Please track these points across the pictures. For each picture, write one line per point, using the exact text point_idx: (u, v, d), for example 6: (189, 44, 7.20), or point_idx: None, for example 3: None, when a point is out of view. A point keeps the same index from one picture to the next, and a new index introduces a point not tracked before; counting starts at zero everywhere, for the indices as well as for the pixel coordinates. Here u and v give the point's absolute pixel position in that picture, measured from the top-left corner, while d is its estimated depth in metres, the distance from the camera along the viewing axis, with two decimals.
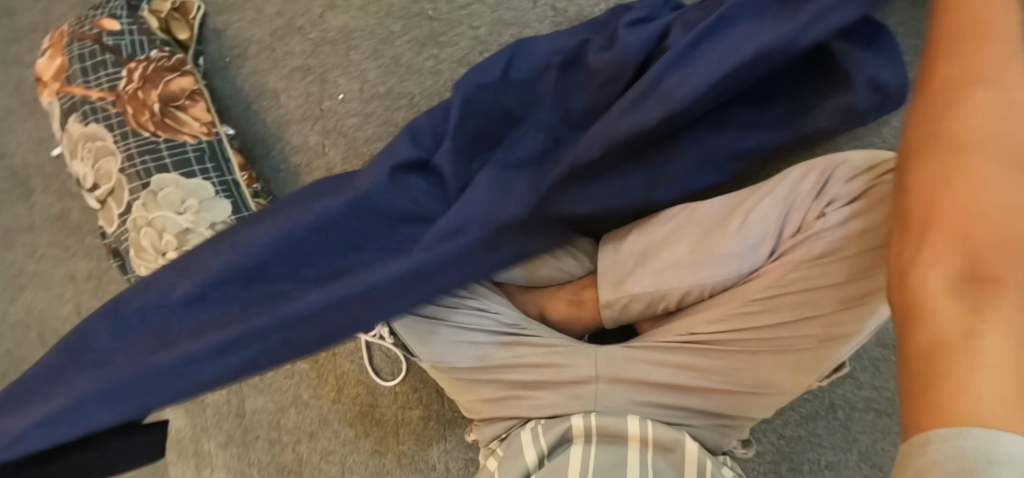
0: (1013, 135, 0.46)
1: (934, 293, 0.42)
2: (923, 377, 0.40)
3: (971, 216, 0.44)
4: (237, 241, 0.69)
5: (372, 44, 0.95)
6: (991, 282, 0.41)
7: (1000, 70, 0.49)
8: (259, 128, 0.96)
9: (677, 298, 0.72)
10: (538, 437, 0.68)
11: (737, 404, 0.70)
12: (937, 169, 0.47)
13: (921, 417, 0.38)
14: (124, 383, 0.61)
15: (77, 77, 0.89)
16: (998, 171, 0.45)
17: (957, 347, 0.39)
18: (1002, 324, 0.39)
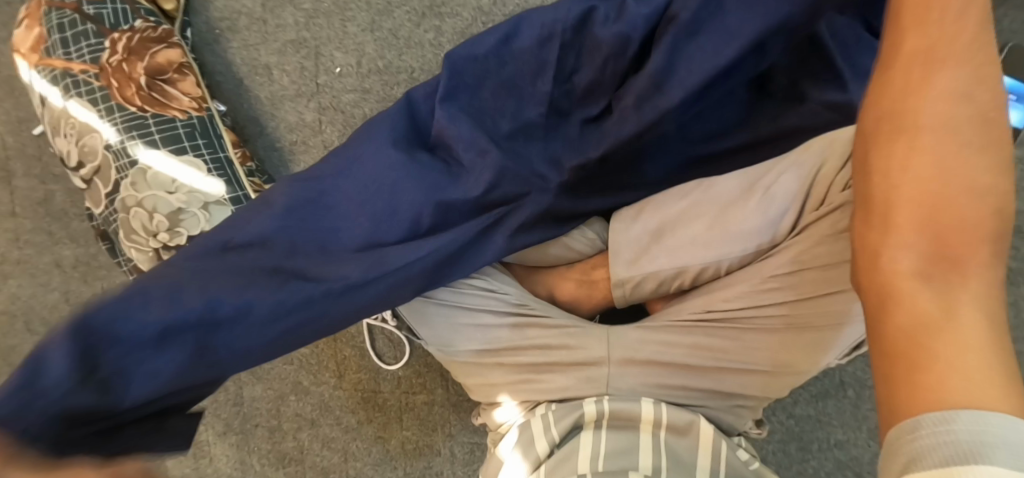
0: (971, 110, 0.44)
1: (907, 276, 0.40)
2: (907, 360, 0.38)
3: (936, 198, 0.42)
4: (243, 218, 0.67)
5: (369, 15, 0.91)
6: (955, 266, 0.40)
7: (960, 42, 0.45)
8: (251, 105, 0.92)
9: (693, 276, 0.70)
10: (549, 426, 0.65)
11: (755, 384, 0.66)
12: (894, 147, 0.44)
13: (909, 396, 0.37)
14: (177, 334, 0.57)
15: (57, 48, 0.84)
16: (960, 155, 0.43)
17: (941, 332, 0.38)
18: (971, 302, 0.39)
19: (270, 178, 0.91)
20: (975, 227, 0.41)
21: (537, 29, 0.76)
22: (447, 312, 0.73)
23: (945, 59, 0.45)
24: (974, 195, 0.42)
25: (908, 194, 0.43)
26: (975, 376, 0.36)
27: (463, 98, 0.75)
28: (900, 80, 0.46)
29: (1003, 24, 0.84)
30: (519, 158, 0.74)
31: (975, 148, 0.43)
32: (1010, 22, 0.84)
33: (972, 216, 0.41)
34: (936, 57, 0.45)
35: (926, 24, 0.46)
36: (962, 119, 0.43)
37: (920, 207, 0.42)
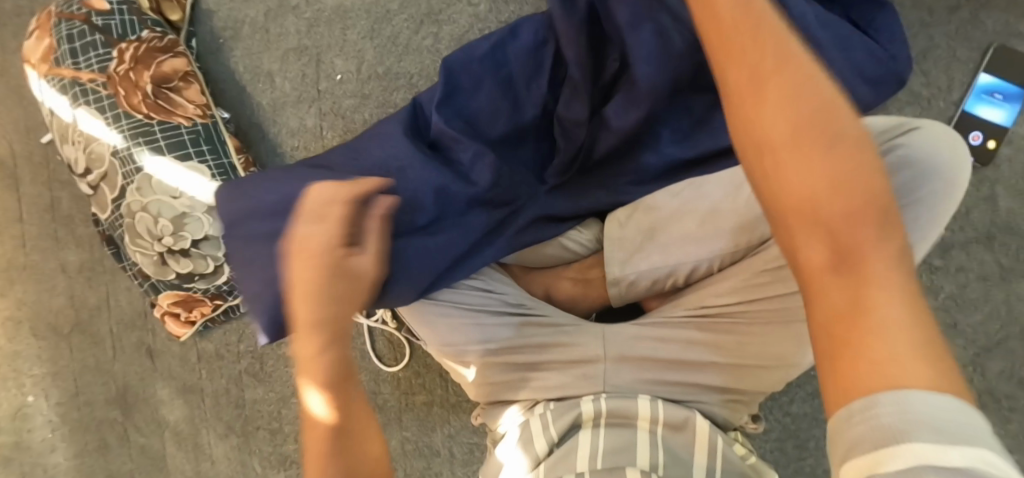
0: (824, 114, 0.43)
1: (822, 279, 0.41)
2: (841, 355, 0.39)
3: (823, 201, 0.42)
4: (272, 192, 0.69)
5: (368, 23, 0.93)
6: (861, 262, 0.40)
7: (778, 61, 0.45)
8: (253, 112, 0.95)
9: (686, 274, 0.72)
10: (548, 425, 0.66)
11: (747, 378, 0.67)
12: (778, 157, 0.43)
13: (842, 386, 0.38)
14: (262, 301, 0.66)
15: (66, 58, 0.86)
16: (829, 156, 0.42)
17: (854, 324, 0.39)
18: (885, 291, 0.39)
19: None
20: (867, 217, 0.41)
21: (535, 30, 0.78)
22: (443, 310, 0.74)
23: (781, 71, 0.44)
24: (858, 184, 0.42)
25: (803, 201, 0.42)
26: (896, 359, 0.37)
27: (462, 91, 0.77)
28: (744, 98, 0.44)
29: (987, 26, 0.85)
30: (517, 160, 0.78)
31: (846, 135, 0.43)
32: (996, 23, 0.85)
33: (865, 206, 0.41)
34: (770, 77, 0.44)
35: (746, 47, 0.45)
36: (828, 115, 0.43)
37: (810, 215, 0.42)
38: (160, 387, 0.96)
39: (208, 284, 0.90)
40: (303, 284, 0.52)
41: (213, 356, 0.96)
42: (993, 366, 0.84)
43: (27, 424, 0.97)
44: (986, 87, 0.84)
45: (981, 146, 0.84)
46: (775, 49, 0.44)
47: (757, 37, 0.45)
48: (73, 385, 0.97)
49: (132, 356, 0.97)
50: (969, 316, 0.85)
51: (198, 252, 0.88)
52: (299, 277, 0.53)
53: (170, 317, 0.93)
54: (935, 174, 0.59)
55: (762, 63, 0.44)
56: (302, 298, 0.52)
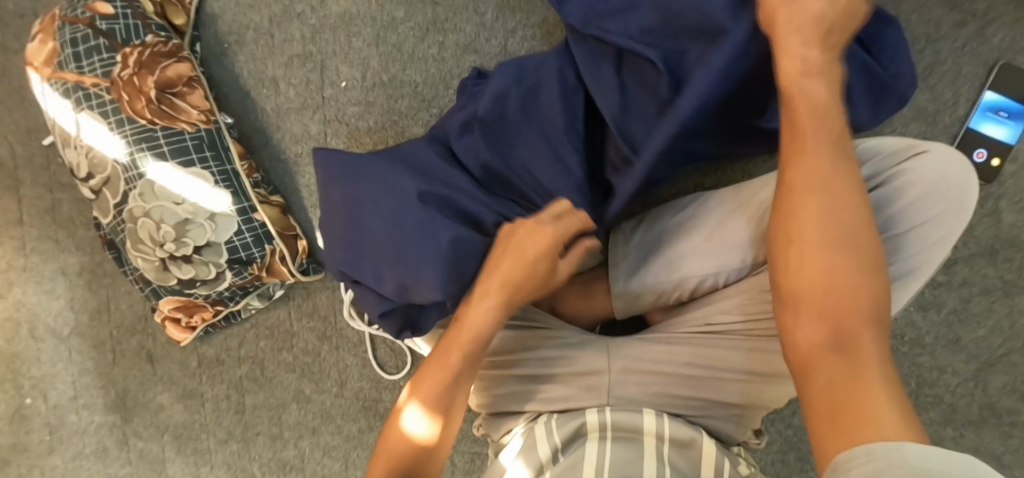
0: (848, 223, 0.50)
1: (818, 353, 0.47)
2: (831, 415, 0.43)
3: (834, 292, 0.48)
4: (358, 170, 0.71)
5: (373, 30, 0.92)
6: (854, 344, 0.46)
7: (822, 170, 0.52)
8: (257, 117, 0.94)
9: (691, 288, 0.71)
10: (552, 432, 0.65)
11: (753, 393, 0.67)
12: (802, 251, 0.50)
13: (841, 434, 0.42)
14: (406, 269, 0.68)
15: (69, 62, 0.85)
16: (846, 256, 0.49)
17: (851, 387, 0.44)
18: (874, 375, 0.44)
19: (274, 187, 0.94)
20: (866, 313, 0.47)
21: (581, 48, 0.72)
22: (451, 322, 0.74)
23: (821, 178, 0.52)
24: (862, 279, 0.48)
25: (811, 289, 0.49)
26: (886, 421, 0.41)
27: (502, 111, 0.73)
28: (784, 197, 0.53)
29: (994, 42, 0.84)
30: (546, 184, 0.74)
31: (860, 242, 0.50)
32: (1003, 40, 0.84)
33: (865, 298, 0.48)
34: (809, 181, 0.52)
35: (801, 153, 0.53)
36: (846, 222, 0.50)
37: (816, 301, 0.48)
38: (160, 392, 0.96)
39: (209, 290, 0.90)
40: (495, 264, 0.66)
41: (214, 362, 0.96)
42: (995, 382, 0.84)
43: (25, 426, 0.97)
44: (990, 103, 0.84)
45: (986, 163, 0.85)
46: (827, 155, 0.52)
47: (808, 143, 0.53)
48: (72, 388, 0.96)
49: (132, 360, 0.96)
50: (971, 332, 0.85)
51: (200, 259, 0.87)
52: (533, 246, 0.65)
53: (170, 322, 0.93)
54: (936, 199, 0.60)
55: (800, 170, 0.52)
56: (528, 264, 0.64)
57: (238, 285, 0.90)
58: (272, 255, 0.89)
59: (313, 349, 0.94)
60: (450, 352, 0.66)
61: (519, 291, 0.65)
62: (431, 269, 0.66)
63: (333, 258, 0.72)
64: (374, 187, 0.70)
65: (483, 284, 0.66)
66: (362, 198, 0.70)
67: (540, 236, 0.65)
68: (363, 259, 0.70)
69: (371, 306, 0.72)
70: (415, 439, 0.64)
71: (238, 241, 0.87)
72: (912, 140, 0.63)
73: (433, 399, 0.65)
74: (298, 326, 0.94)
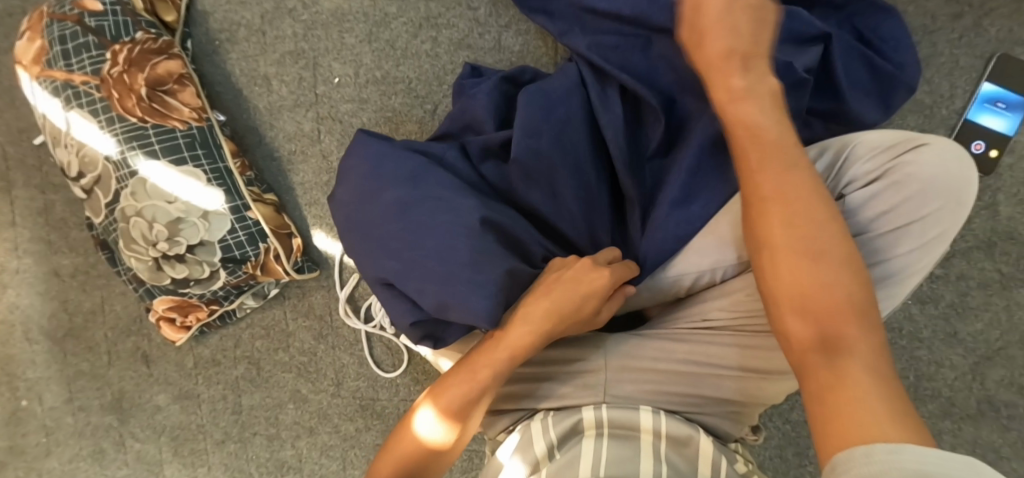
0: (810, 226, 0.51)
1: (810, 356, 0.48)
2: (829, 415, 0.44)
3: (810, 294, 0.49)
4: (419, 179, 0.71)
5: (366, 26, 0.91)
6: (839, 342, 0.47)
7: (779, 183, 0.53)
8: (250, 116, 0.94)
9: (688, 285, 0.70)
10: (548, 429, 0.65)
11: (749, 390, 0.66)
12: (775, 261, 0.51)
13: (829, 437, 0.43)
14: (447, 289, 0.66)
15: (58, 60, 0.85)
16: (813, 258, 0.50)
17: (838, 390, 0.44)
18: (864, 370, 0.45)
19: (269, 186, 0.93)
20: (846, 308, 0.48)
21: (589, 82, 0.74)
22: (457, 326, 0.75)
23: (774, 189, 0.53)
24: (839, 276, 0.49)
25: (788, 296, 0.50)
26: (881, 423, 0.41)
27: (539, 145, 0.72)
28: (749, 212, 0.54)
29: (990, 34, 0.84)
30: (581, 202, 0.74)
31: (829, 241, 0.51)
32: (999, 31, 0.84)
33: (843, 294, 0.49)
34: (764, 194, 0.53)
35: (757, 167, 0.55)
36: (810, 224, 0.51)
37: (797, 305, 0.49)
38: (156, 393, 0.95)
39: (203, 289, 0.89)
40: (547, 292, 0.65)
41: (210, 362, 0.95)
42: (992, 375, 0.84)
43: (20, 428, 0.96)
44: (987, 94, 0.84)
45: (984, 154, 0.84)
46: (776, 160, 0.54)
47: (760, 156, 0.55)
48: (67, 390, 0.96)
49: (128, 361, 0.96)
50: (969, 325, 0.85)
51: (193, 258, 0.87)
52: (594, 281, 0.65)
53: (165, 322, 0.92)
54: (931, 193, 0.60)
55: (754, 185, 0.54)
56: (585, 297, 0.64)
57: (232, 284, 0.90)
58: (267, 254, 0.89)
59: (309, 348, 0.94)
60: (469, 373, 0.65)
61: (566, 325, 0.65)
62: (477, 293, 0.65)
63: (371, 266, 0.70)
64: (432, 202, 0.69)
65: (528, 310, 0.65)
66: (406, 208, 0.69)
67: (596, 275, 0.65)
68: (403, 267, 0.68)
69: (400, 316, 0.70)
70: (429, 444, 0.63)
71: (231, 239, 0.87)
72: (909, 133, 0.62)
73: (451, 407, 0.64)
74: (293, 326, 0.94)
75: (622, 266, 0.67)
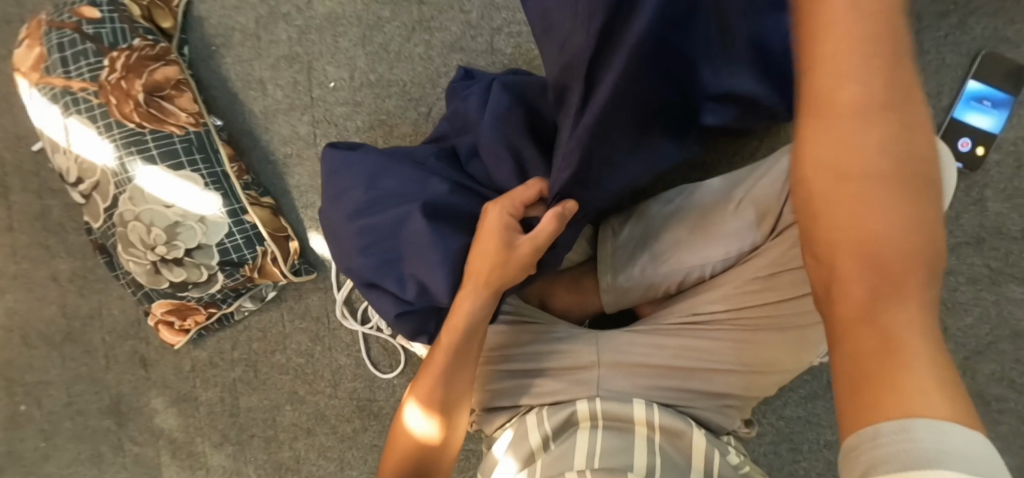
0: (883, 150, 0.40)
1: (848, 320, 0.37)
2: (866, 382, 0.35)
3: (876, 237, 0.38)
4: (378, 177, 0.72)
5: (360, 30, 0.92)
6: (893, 304, 0.36)
7: (860, 93, 0.41)
8: (246, 119, 0.95)
9: (678, 280, 0.71)
10: (542, 421, 0.66)
11: (741, 383, 0.67)
12: (835, 190, 0.40)
13: (854, 413, 0.34)
14: (417, 272, 0.68)
15: (57, 67, 0.86)
16: (885, 190, 0.39)
17: (883, 362, 0.35)
18: (915, 332, 0.35)
19: (265, 189, 0.94)
20: (916, 260, 0.37)
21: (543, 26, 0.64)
22: None
23: (853, 98, 0.41)
24: (908, 222, 0.38)
25: (843, 235, 0.39)
26: (924, 394, 0.33)
27: (508, 131, 0.69)
28: (811, 123, 0.42)
29: (976, 32, 0.85)
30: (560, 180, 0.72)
31: (904, 175, 0.39)
32: (985, 29, 0.85)
33: (907, 241, 0.38)
34: (838, 103, 0.41)
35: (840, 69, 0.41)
36: (888, 145, 0.40)
37: (853, 245, 0.39)
38: (154, 396, 0.96)
39: (201, 292, 0.90)
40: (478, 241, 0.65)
41: (208, 365, 0.96)
42: (983, 369, 0.85)
43: (19, 432, 0.96)
44: (974, 93, 0.85)
45: (970, 152, 0.85)
46: (861, 73, 0.41)
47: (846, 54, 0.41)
48: (65, 394, 0.96)
49: (125, 365, 0.96)
50: (959, 320, 0.86)
51: (191, 261, 0.88)
52: (493, 219, 0.65)
53: (163, 326, 0.93)
54: None
55: (833, 89, 0.41)
56: (489, 234, 0.64)
57: (230, 287, 0.90)
58: (263, 257, 0.89)
59: (306, 350, 0.94)
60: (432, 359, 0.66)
61: (511, 280, 0.65)
62: (438, 274, 0.67)
63: (346, 266, 0.73)
64: (389, 194, 0.71)
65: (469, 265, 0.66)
66: (367, 206, 0.71)
67: (491, 214, 0.65)
68: (370, 261, 0.70)
69: (386, 310, 0.71)
70: (427, 441, 0.65)
71: (229, 243, 0.88)
72: None
73: (430, 395, 0.65)
74: (290, 328, 0.95)
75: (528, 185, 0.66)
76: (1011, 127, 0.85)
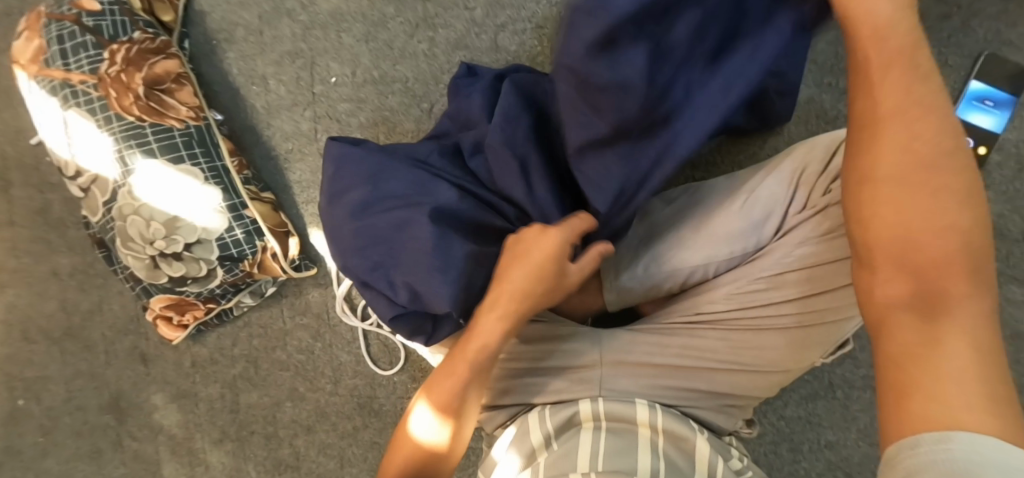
0: (929, 163, 0.45)
1: (896, 318, 0.43)
2: (900, 386, 0.41)
3: (919, 242, 0.43)
4: (380, 176, 0.71)
5: (363, 27, 0.92)
6: (944, 307, 0.41)
7: (906, 110, 0.46)
8: (248, 115, 0.95)
9: (682, 279, 0.71)
10: (544, 419, 0.66)
11: (742, 382, 0.67)
12: (882, 198, 0.45)
13: (900, 420, 0.40)
14: (416, 275, 0.67)
15: (56, 59, 0.85)
16: (940, 200, 0.44)
17: (924, 364, 0.40)
18: (957, 333, 0.40)
19: (266, 185, 0.94)
20: (958, 263, 0.42)
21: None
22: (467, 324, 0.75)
23: (903, 115, 0.46)
24: (952, 228, 0.43)
25: (887, 241, 0.45)
26: (961, 404, 0.38)
27: (517, 134, 0.67)
28: (858, 139, 0.47)
29: (978, 34, 0.86)
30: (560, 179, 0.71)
31: (953, 182, 0.44)
32: (987, 31, 0.86)
33: (957, 246, 0.43)
34: (886, 120, 0.46)
35: (886, 90, 0.46)
36: (936, 156, 0.45)
37: (898, 250, 0.44)
38: (154, 392, 0.96)
39: (200, 288, 0.90)
40: (505, 273, 0.64)
41: (208, 361, 0.96)
42: None
43: (17, 428, 0.96)
44: (976, 92, 0.85)
45: (972, 151, 0.85)
46: (906, 100, 0.46)
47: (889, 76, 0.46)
48: (65, 390, 0.96)
49: (125, 360, 0.96)
50: None
51: (190, 256, 0.87)
52: (545, 243, 0.63)
53: (162, 321, 0.93)
54: None
55: (879, 107, 0.46)
56: (545, 260, 0.63)
57: (229, 283, 0.90)
58: (263, 252, 0.89)
59: (306, 347, 0.94)
60: (449, 370, 0.65)
61: (546, 297, 0.65)
62: (437, 279, 0.65)
63: (343, 265, 0.72)
64: (391, 196, 0.70)
65: (493, 296, 0.65)
66: (367, 206, 0.71)
67: (544, 239, 0.63)
68: (370, 262, 0.70)
69: (382, 309, 0.71)
70: (435, 449, 0.64)
71: (228, 237, 0.87)
72: None
73: (442, 402, 0.65)
74: (291, 324, 0.94)
75: (575, 218, 0.64)
76: (1012, 128, 0.85)
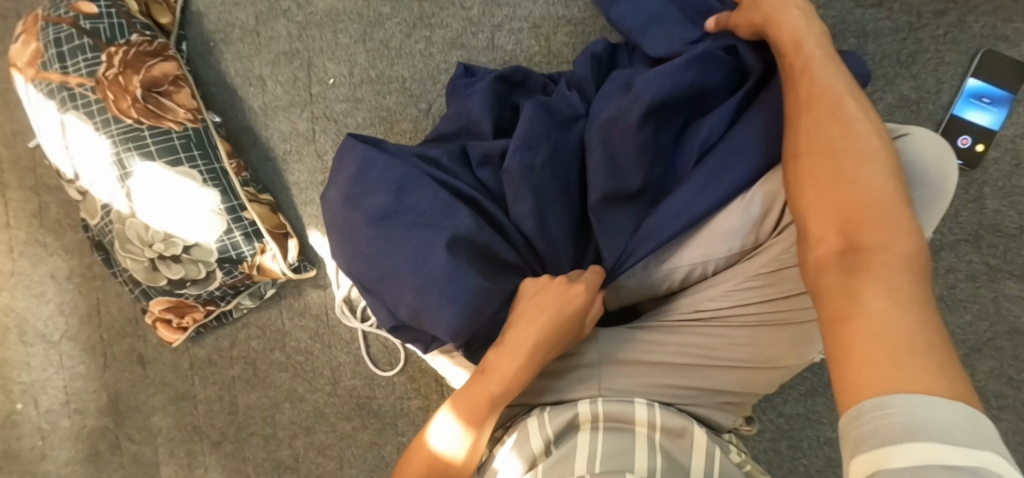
0: (845, 141, 0.53)
1: (826, 274, 0.47)
2: (844, 344, 0.43)
3: (842, 206, 0.50)
4: (404, 189, 0.69)
5: (359, 27, 0.92)
6: (866, 252, 0.46)
7: (830, 101, 0.56)
8: (245, 116, 0.94)
9: (681, 277, 0.70)
10: (544, 423, 0.65)
11: (741, 379, 0.67)
12: (813, 169, 0.53)
13: (843, 389, 0.41)
14: (424, 299, 0.66)
15: (54, 62, 0.85)
16: (863, 171, 0.51)
17: (851, 319, 0.43)
18: (877, 283, 0.44)
19: (264, 186, 0.93)
20: (880, 222, 0.48)
21: (618, 95, 0.73)
22: None
23: (821, 104, 0.56)
24: (871, 191, 0.50)
25: (816, 208, 0.51)
26: (908, 367, 0.39)
27: (532, 161, 0.71)
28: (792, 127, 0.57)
29: (975, 29, 0.86)
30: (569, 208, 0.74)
31: (866, 152, 0.52)
32: (984, 27, 0.86)
33: (881, 209, 0.48)
34: (807, 106, 0.57)
35: (808, 86, 0.58)
36: (852, 135, 0.53)
37: (830, 214, 0.50)
38: (152, 395, 0.95)
39: (200, 289, 0.89)
40: (532, 322, 0.65)
41: (206, 363, 0.95)
42: (982, 366, 0.85)
43: (15, 431, 0.95)
44: (973, 90, 0.85)
45: (970, 149, 0.85)
46: (822, 90, 0.57)
47: (809, 77, 0.58)
48: (63, 392, 0.96)
49: (123, 363, 0.96)
50: (958, 317, 0.86)
51: (189, 258, 0.87)
52: (574, 300, 0.66)
53: (162, 324, 0.92)
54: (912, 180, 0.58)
55: (802, 96, 0.57)
56: (574, 317, 0.66)
57: (228, 285, 0.90)
58: (262, 253, 0.89)
59: (305, 348, 0.94)
60: (466, 398, 0.66)
61: (561, 340, 0.66)
62: (446, 311, 0.65)
63: (351, 272, 0.71)
64: (411, 213, 0.69)
65: (518, 338, 0.65)
66: (386, 216, 0.69)
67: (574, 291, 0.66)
68: (379, 274, 0.69)
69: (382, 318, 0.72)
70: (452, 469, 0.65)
71: (227, 239, 0.87)
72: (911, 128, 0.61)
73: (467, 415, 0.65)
74: (290, 325, 0.94)
75: (591, 272, 0.69)
76: (1010, 124, 0.85)
